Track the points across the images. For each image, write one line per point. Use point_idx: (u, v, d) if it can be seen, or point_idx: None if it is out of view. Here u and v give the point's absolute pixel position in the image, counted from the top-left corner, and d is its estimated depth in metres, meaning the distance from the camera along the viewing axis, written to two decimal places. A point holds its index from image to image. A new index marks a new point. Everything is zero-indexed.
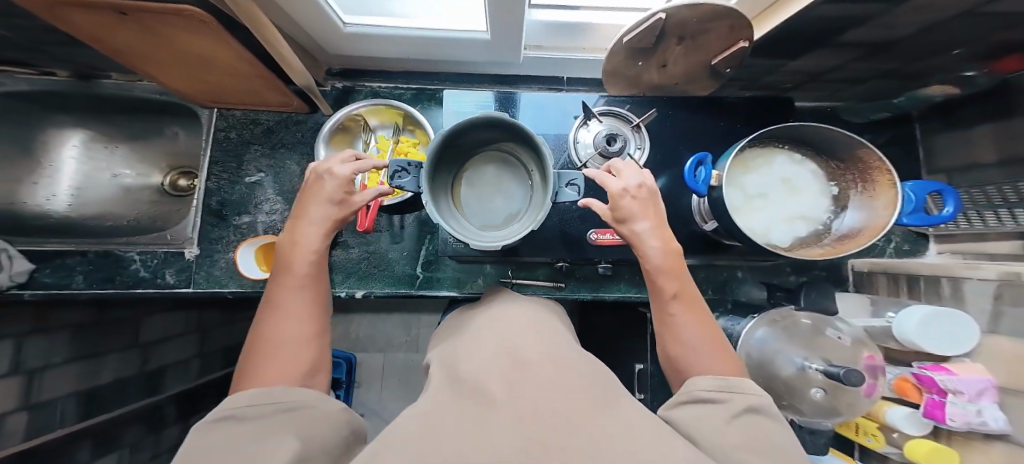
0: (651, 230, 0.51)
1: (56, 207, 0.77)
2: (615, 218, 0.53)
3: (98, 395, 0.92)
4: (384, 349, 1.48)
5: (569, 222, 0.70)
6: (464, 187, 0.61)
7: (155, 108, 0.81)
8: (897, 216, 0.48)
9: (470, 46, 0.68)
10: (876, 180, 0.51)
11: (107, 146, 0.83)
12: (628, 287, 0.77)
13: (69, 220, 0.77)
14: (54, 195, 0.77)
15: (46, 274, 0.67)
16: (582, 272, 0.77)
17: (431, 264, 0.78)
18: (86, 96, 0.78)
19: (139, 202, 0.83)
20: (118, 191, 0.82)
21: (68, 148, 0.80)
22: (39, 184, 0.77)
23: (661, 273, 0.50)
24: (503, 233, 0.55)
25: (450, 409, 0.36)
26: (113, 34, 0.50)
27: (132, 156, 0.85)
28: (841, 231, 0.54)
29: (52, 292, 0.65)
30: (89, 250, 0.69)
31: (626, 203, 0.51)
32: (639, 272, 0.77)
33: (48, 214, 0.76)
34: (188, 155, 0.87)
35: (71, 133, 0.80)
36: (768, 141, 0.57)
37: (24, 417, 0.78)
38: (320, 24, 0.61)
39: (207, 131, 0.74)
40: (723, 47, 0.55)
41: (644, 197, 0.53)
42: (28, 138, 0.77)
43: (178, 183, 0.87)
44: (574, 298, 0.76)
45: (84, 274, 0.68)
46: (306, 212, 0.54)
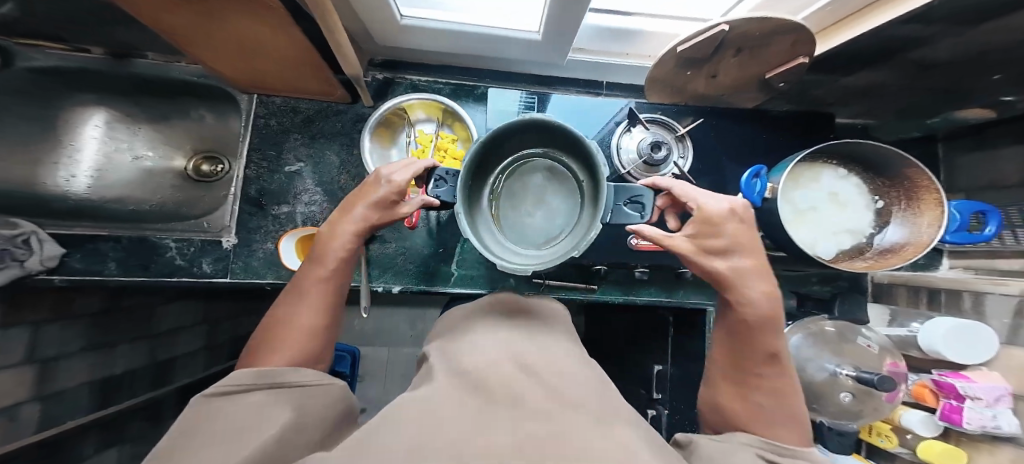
0: (751, 269, 0.46)
1: (76, 190, 0.73)
2: (703, 251, 0.47)
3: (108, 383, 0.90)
4: (395, 341, 1.48)
5: (610, 226, 0.71)
6: (503, 200, 0.60)
7: (185, 90, 0.78)
8: (943, 232, 0.50)
9: (518, 46, 0.68)
10: (922, 198, 0.53)
11: (129, 127, 0.80)
12: (658, 292, 0.78)
13: (93, 203, 0.74)
14: (75, 176, 0.74)
15: (78, 259, 0.64)
16: (616, 275, 0.78)
17: (465, 262, 0.78)
18: (117, 72, 0.74)
19: (162, 187, 0.81)
20: (145, 175, 0.80)
21: (92, 128, 0.76)
22: (59, 164, 0.73)
23: (763, 326, 0.46)
24: (540, 254, 0.54)
25: (454, 401, 0.35)
26: (173, 18, 0.48)
27: (159, 139, 0.82)
28: (882, 246, 0.57)
29: (84, 278, 0.63)
30: (123, 236, 0.66)
31: (726, 229, 0.46)
32: (671, 277, 0.79)
33: (69, 195, 0.72)
34: (213, 139, 0.85)
35: (92, 111, 0.76)
36: (816, 155, 0.60)
37: (37, 409, 0.74)
38: (379, 15, 0.60)
39: (246, 116, 0.72)
40: (781, 61, 0.56)
41: (744, 227, 0.47)
42: (50, 113, 0.73)
43: (202, 168, 0.85)
44: (607, 300, 0.78)
45: (117, 260, 0.65)
46: (351, 208, 0.53)
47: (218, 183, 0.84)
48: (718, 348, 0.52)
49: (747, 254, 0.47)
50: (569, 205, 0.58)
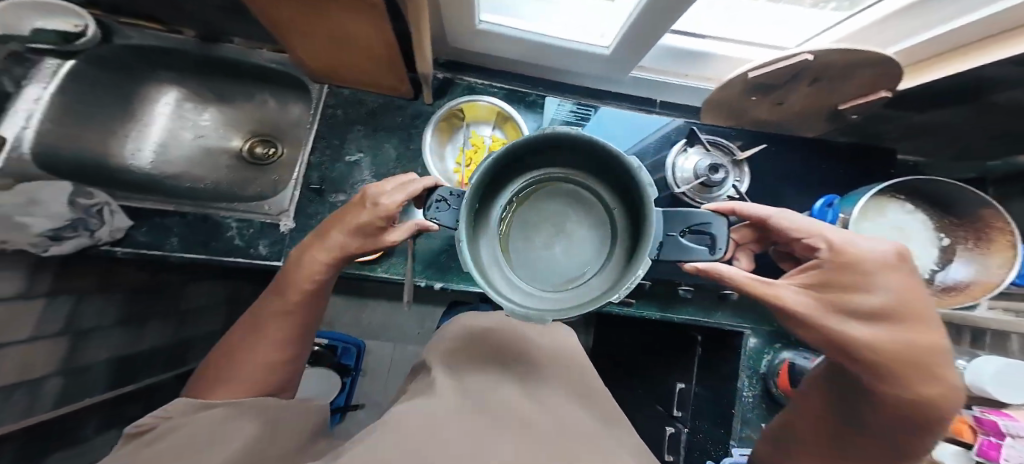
0: (920, 337, 0.29)
1: (142, 163, 0.76)
2: (827, 308, 0.31)
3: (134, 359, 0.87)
4: (405, 338, 1.49)
5: None
6: (516, 229, 0.39)
7: (253, 74, 0.81)
8: (1014, 275, 0.50)
9: (585, 59, 0.69)
10: (993, 239, 0.53)
11: (196, 107, 0.82)
12: (696, 312, 0.78)
13: (155, 176, 0.76)
14: (142, 149, 0.76)
15: (142, 232, 0.66)
16: (654, 290, 0.78)
17: None
18: (198, 54, 0.77)
19: (218, 166, 0.83)
20: (205, 154, 0.82)
21: (163, 106, 0.79)
22: (130, 136, 0.75)
23: (925, 421, 0.30)
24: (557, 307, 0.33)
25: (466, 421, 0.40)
26: (288, 14, 0.51)
27: (219, 120, 0.85)
28: (945, 284, 0.57)
29: (145, 252, 0.65)
30: (188, 213, 0.68)
31: (880, 281, 0.30)
32: (710, 298, 0.79)
33: (135, 167, 0.74)
34: (271, 124, 0.87)
35: (166, 89, 0.80)
36: (883, 189, 0.60)
37: (59, 382, 0.69)
38: (463, 19, 0.62)
39: (315, 105, 0.75)
40: (858, 93, 0.57)
41: (914, 289, 0.30)
42: (131, 88, 0.76)
43: (257, 150, 0.86)
44: (642, 315, 0.78)
45: (179, 236, 0.67)
46: (322, 233, 0.45)
47: (270, 166, 0.86)
48: (806, 398, 0.38)
49: (925, 323, 0.29)
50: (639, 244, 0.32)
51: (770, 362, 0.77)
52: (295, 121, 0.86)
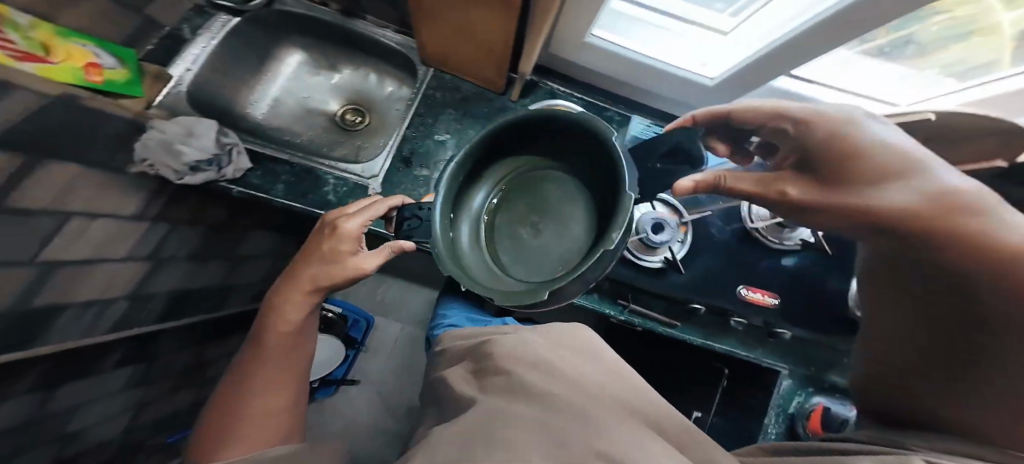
0: (893, 162, 0.34)
1: (257, 115, 0.83)
2: (827, 191, 0.36)
3: (197, 297, 0.85)
4: (415, 322, 1.46)
5: (717, 273, 0.74)
6: (498, 238, 0.48)
7: (370, 48, 0.90)
8: None
9: (683, 85, 0.72)
10: None
11: (313, 72, 0.91)
12: (737, 345, 0.74)
13: (264, 125, 0.83)
14: (262, 101, 0.85)
15: (256, 176, 0.69)
16: (700, 317, 0.75)
17: None
18: (331, 28, 0.85)
19: (316, 126, 0.90)
20: (309, 116, 0.89)
21: (287, 71, 0.88)
22: (256, 88, 0.84)
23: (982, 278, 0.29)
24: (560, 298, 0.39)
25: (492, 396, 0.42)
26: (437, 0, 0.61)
27: (327, 88, 0.92)
28: None
29: (255, 193, 0.68)
30: (296, 164, 0.72)
31: (845, 135, 0.37)
32: (752, 334, 0.75)
33: (251, 115, 0.82)
34: (366, 96, 0.93)
35: (293, 51, 0.89)
36: None
37: (123, 307, 0.65)
38: (574, 30, 0.66)
39: (421, 86, 0.82)
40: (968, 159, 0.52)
41: (886, 139, 0.36)
42: (265, 47, 0.84)
43: (349, 117, 0.92)
44: (682, 339, 0.74)
45: (284, 184, 0.71)
46: (287, 275, 0.57)
47: (361, 133, 0.92)
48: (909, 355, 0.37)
49: (918, 157, 0.35)
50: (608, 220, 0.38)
51: (801, 405, 0.72)
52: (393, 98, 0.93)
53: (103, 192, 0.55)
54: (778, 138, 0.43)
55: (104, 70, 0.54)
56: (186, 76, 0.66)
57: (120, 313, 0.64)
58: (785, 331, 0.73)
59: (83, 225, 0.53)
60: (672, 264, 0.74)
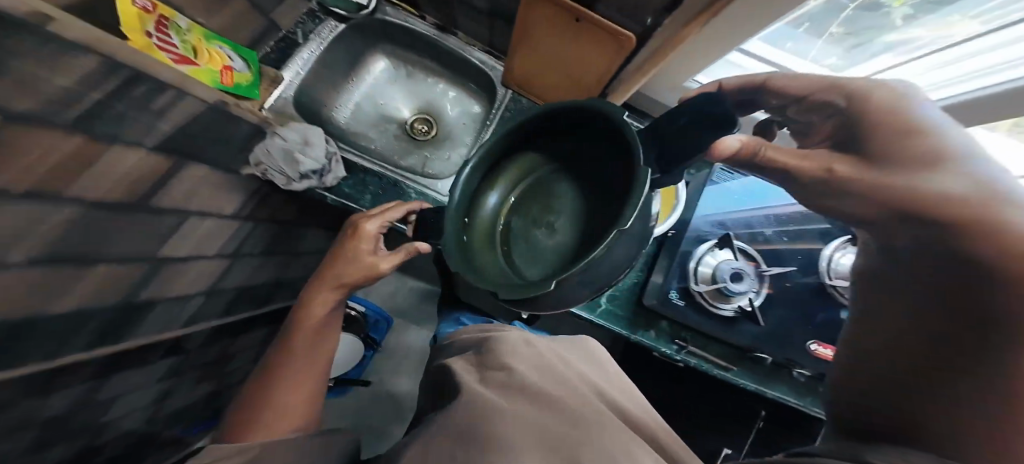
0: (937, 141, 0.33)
1: (341, 116, 0.83)
2: (871, 169, 0.34)
3: (257, 291, 0.85)
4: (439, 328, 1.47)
5: (787, 325, 0.75)
6: (516, 241, 0.51)
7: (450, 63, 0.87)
8: None
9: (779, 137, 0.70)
10: None
11: (392, 79, 0.89)
12: (788, 392, 0.76)
13: (344, 130, 0.82)
14: (345, 105, 0.84)
15: (348, 184, 0.69)
16: (754, 363, 0.77)
17: (614, 299, 0.85)
18: (422, 41, 0.83)
19: (389, 134, 0.88)
20: (388, 122, 0.89)
21: (376, 74, 0.87)
22: (342, 92, 0.83)
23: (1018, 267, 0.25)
24: (567, 298, 0.43)
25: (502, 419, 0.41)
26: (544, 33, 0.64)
27: (409, 94, 0.90)
28: None
29: (346, 203, 0.67)
30: (385, 176, 0.72)
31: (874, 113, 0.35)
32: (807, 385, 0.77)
33: (335, 119, 0.81)
34: (440, 109, 0.92)
35: (378, 56, 0.87)
36: None
37: (200, 302, 0.65)
38: (687, 69, 0.64)
39: (496, 111, 0.82)
40: None
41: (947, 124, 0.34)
42: (360, 51, 0.83)
43: (420, 128, 0.91)
44: (736, 382, 0.76)
45: (372, 195, 0.70)
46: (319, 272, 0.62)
47: (435, 144, 0.90)
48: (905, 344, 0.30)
49: (966, 141, 0.33)
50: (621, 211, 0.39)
51: None
52: (467, 113, 0.91)
53: (217, 191, 0.55)
54: (820, 115, 0.41)
55: (235, 74, 0.56)
56: (297, 79, 0.67)
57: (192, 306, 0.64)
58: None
59: (194, 222, 0.53)
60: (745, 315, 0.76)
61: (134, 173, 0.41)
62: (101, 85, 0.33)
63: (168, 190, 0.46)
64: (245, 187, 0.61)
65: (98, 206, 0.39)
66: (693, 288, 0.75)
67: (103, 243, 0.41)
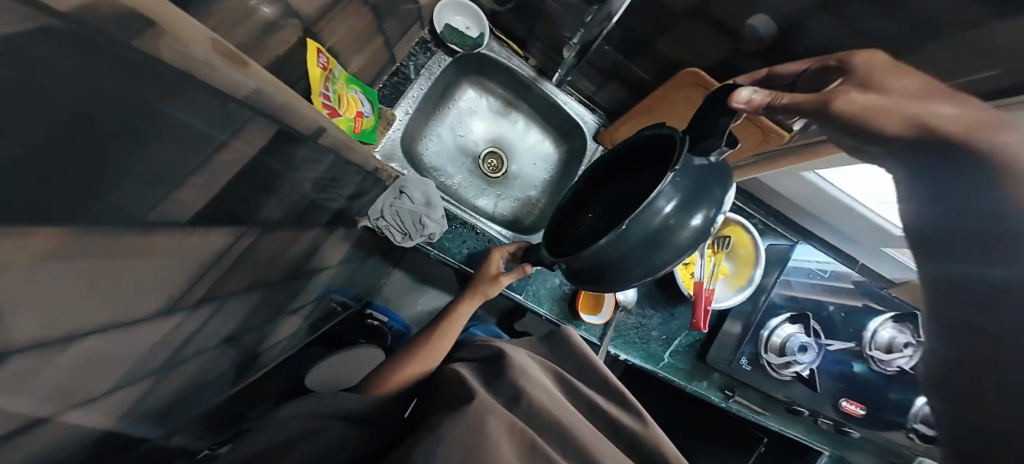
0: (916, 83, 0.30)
1: (425, 149, 0.73)
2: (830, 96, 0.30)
3: (318, 317, 0.81)
4: None
5: (830, 385, 0.87)
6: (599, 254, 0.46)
7: (536, 105, 0.77)
8: None
9: (866, 226, 0.74)
10: None
11: (476, 109, 0.77)
12: (807, 432, 0.91)
13: (426, 165, 0.73)
14: (429, 137, 0.74)
15: (447, 237, 0.66)
16: (782, 409, 0.90)
17: (677, 353, 0.87)
18: (519, 81, 0.73)
19: (466, 170, 0.78)
20: (466, 156, 0.78)
21: (462, 104, 0.76)
22: (428, 123, 0.73)
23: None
24: (623, 273, 0.38)
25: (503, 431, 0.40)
26: (679, 112, 0.57)
27: (493, 127, 0.79)
28: None
29: (444, 258, 0.64)
30: (480, 229, 0.68)
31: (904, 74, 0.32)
32: (818, 427, 0.91)
33: (421, 151, 0.73)
34: (521, 147, 0.81)
35: (467, 83, 0.75)
36: None
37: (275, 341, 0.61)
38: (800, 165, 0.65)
39: (583, 168, 0.73)
40: None
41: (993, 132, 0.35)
42: (451, 80, 0.72)
43: (496, 165, 0.80)
44: (767, 424, 0.89)
45: (469, 250, 0.67)
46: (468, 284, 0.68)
47: (515, 186, 0.80)
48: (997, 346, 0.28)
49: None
50: (695, 183, 0.35)
51: None
52: (547, 157, 0.81)
53: (339, 246, 0.54)
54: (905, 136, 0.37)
55: (364, 120, 0.52)
56: (406, 118, 0.63)
57: (273, 344, 0.63)
58: (856, 433, 0.89)
59: (309, 278, 0.51)
60: (800, 378, 0.87)
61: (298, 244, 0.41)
62: (307, 172, 0.33)
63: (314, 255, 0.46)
64: (350, 235, 0.57)
65: (272, 281, 0.39)
66: (762, 355, 0.84)
67: (247, 318, 0.39)
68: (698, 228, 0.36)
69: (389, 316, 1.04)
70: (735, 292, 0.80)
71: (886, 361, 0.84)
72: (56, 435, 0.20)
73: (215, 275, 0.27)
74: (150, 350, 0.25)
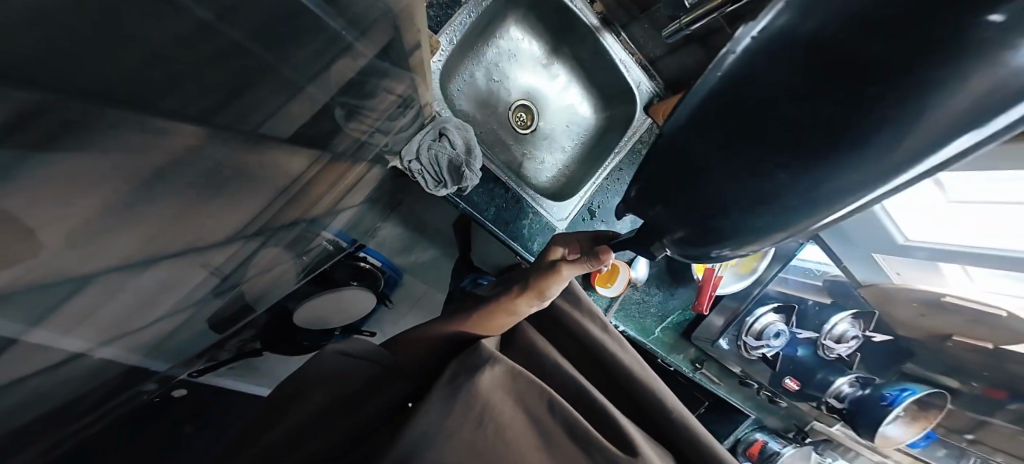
0: None
1: (457, 89, 0.65)
2: None
3: (322, 257, 0.77)
4: None
5: (783, 364, 0.96)
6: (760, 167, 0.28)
7: (586, 59, 0.70)
8: (910, 438, 0.86)
9: (873, 234, 0.76)
10: (919, 420, 0.85)
11: (518, 52, 0.69)
12: (746, 400, 1.03)
13: (458, 108, 0.65)
14: (466, 78, 0.66)
15: (477, 192, 0.62)
16: (734, 381, 1.01)
17: (667, 328, 0.92)
18: (577, 27, 0.66)
19: (498, 121, 0.71)
20: (497, 104, 0.71)
21: (504, 43, 0.67)
22: (468, 60, 0.65)
23: None
24: (733, 188, 0.27)
25: (505, 394, 0.41)
26: None
27: (530, 76, 0.72)
28: (888, 432, 0.86)
29: (472, 213, 0.61)
30: (510, 188, 0.64)
31: None
32: (756, 396, 1.04)
33: (456, 91, 0.65)
34: (558, 104, 0.74)
35: (516, 19, 0.66)
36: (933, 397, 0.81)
37: (278, 271, 0.57)
38: None
39: (624, 141, 0.70)
40: (974, 337, 0.77)
41: None
42: (499, 11, 0.62)
43: (529, 121, 0.73)
44: (719, 392, 0.99)
45: (496, 208, 0.64)
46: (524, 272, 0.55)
47: (545, 147, 0.74)
48: None
49: None
50: None
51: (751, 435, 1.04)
52: (583, 118, 0.76)
53: (362, 185, 0.51)
54: None
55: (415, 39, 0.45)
56: (448, 49, 0.57)
57: (275, 278, 0.60)
58: (783, 402, 1.02)
59: (332, 209, 0.47)
60: (764, 358, 0.96)
61: (324, 175, 0.38)
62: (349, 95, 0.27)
63: (334, 192, 0.43)
64: (376, 174, 0.52)
65: (293, 213, 0.36)
66: (743, 338, 0.89)
67: (252, 253, 0.35)
68: (933, 109, 0.19)
69: (383, 259, 0.91)
70: (741, 278, 0.89)
71: (832, 348, 0.89)
72: (65, 345, 0.19)
73: (222, 202, 0.23)
74: (180, 258, 0.24)
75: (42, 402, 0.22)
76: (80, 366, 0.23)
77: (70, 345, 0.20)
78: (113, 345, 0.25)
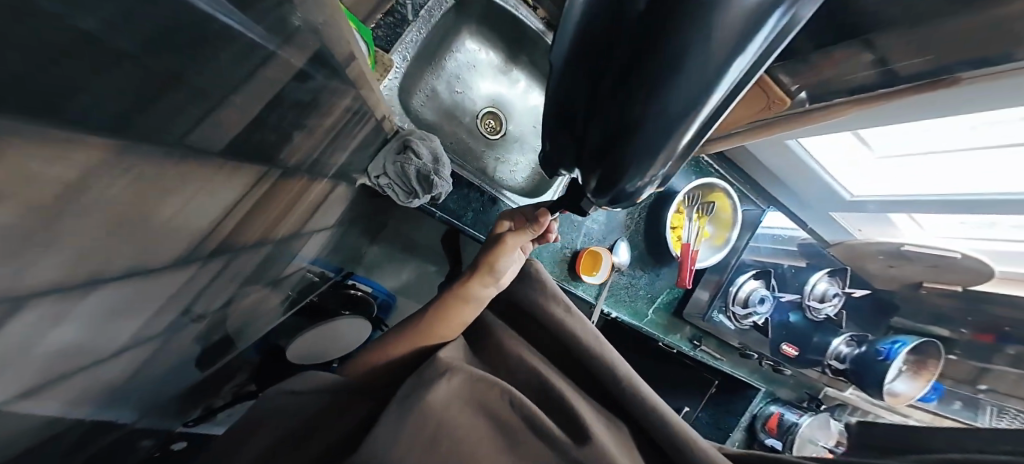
0: None
1: (421, 103, 0.68)
2: None
3: (306, 286, 0.77)
4: None
5: (774, 331, 0.99)
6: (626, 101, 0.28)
7: (542, 62, 0.74)
8: (922, 392, 0.88)
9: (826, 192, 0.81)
10: (923, 373, 0.88)
11: (475, 63, 0.73)
12: (749, 372, 1.04)
13: (425, 121, 0.68)
14: (428, 92, 0.69)
15: (452, 200, 0.65)
16: (733, 356, 1.02)
17: (658, 309, 0.94)
18: (526, 33, 0.70)
19: (465, 129, 0.74)
20: (463, 114, 0.74)
21: (460, 56, 0.71)
22: (428, 75, 0.68)
23: None
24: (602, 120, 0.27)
25: (464, 403, 0.40)
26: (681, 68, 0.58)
27: (491, 85, 0.76)
28: (897, 389, 0.88)
29: (451, 219, 0.64)
30: (484, 191, 0.67)
31: None
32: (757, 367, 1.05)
33: (420, 105, 0.68)
34: (521, 107, 0.78)
35: (468, 32, 0.70)
36: (928, 346, 0.85)
37: (256, 302, 0.57)
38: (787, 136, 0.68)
39: None
40: (943, 282, 0.83)
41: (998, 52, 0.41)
42: (450, 26, 0.66)
43: (495, 126, 0.76)
44: (720, 367, 0.99)
45: (474, 213, 0.66)
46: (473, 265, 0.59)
47: (515, 149, 0.78)
48: None
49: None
50: None
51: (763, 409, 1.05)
52: None
53: (330, 204, 0.51)
54: None
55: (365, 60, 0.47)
56: (402, 66, 0.60)
57: (256, 308, 0.59)
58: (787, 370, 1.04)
59: (300, 231, 0.47)
60: (756, 327, 0.96)
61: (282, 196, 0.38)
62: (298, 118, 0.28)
63: (297, 208, 0.44)
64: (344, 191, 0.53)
65: (252, 235, 0.37)
66: (731, 309, 0.92)
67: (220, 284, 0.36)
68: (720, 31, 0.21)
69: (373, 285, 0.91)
70: (716, 251, 0.92)
71: (818, 309, 0.93)
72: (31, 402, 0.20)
73: (170, 240, 0.24)
74: (131, 280, 0.23)
75: (43, 431, 0.22)
76: (68, 392, 0.23)
77: (58, 369, 0.20)
78: (95, 373, 0.25)
